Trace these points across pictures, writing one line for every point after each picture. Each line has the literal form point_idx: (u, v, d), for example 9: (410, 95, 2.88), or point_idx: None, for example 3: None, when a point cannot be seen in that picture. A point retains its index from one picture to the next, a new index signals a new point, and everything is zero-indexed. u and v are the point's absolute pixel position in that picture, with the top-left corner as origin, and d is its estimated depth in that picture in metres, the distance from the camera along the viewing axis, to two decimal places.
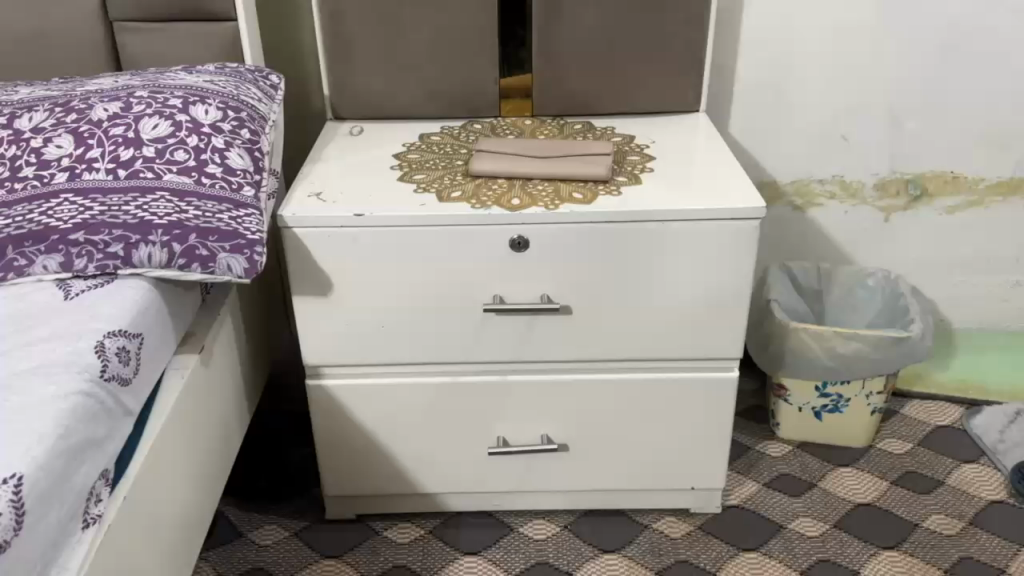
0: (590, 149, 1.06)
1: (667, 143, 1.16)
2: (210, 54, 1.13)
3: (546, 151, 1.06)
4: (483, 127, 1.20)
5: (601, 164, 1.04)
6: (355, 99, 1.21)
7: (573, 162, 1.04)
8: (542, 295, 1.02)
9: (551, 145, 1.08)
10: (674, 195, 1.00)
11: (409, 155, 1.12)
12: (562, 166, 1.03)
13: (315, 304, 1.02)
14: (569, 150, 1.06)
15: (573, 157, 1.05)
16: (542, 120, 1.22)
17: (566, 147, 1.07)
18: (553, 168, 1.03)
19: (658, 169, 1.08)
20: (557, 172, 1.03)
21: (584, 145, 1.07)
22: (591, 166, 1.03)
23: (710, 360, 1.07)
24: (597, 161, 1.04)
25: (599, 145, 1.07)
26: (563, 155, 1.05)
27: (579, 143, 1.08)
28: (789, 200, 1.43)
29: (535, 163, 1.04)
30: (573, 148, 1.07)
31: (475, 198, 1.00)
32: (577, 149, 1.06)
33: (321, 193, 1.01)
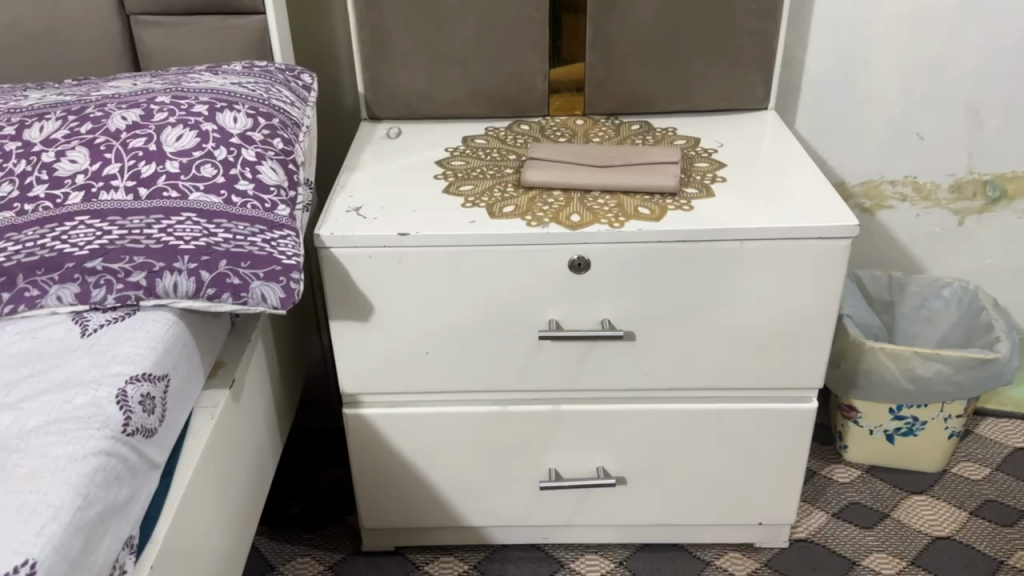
0: (655, 156, 0.96)
1: (735, 146, 1.05)
2: (235, 50, 1.03)
3: (607, 159, 0.96)
4: (531, 129, 1.11)
5: (669, 174, 0.93)
6: (391, 98, 1.12)
7: (637, 172, 0.94)
8: (603, 321, 0.93)
9: (612, 152, 0.98)
10: (752, 210, 0.90)
11: (453, 162, 1.03)
12: (625, 177, 0.93)
13: (353, 329, 0.93)
14: (631, 157, 0.96)
15: (637, 166, 0.95)
16: (595, 123, 1.12)
17: (628, 155, 0.97)
18: (615, 179, 0.93)
19: (729, 177, 0.97)
20: (620, 184, 0.93)
21: (649, 151, 0.97)
22: (658, 177, 0.93)
23: (784, 388, 0.97)
24: (664, 170, 0.94)
25: (665, 151, 0.97)
26: (626, 164, 0.95)
27: (642, 150, 0.97)
28: (856, 202, 1.32)
29: (595, 173, 0.94)
30: (637, 155, 0.97)
31: (531, 213, 0.91)
32: (641, 156, 0.96)
33: (360, 207, 0.92)
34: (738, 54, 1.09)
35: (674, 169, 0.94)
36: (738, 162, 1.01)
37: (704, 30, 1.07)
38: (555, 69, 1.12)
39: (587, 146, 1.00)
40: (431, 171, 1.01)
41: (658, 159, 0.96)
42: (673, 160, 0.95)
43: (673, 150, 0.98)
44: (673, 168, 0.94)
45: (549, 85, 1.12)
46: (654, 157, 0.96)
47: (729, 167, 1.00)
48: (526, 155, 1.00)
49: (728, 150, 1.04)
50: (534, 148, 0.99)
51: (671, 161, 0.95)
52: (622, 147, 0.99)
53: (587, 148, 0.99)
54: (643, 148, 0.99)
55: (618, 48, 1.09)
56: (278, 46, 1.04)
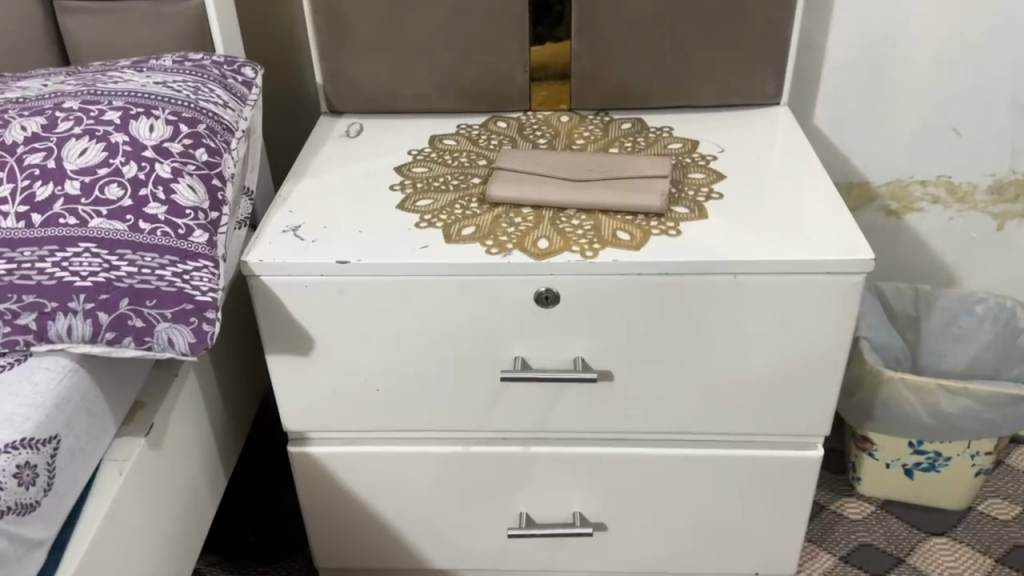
0: (640, 167, 0.83)
1: (738, 151, 0.92)
2: (172, 41, 0.92)
3: (584, 170, 0.84)
4: (508, 128, 0.98)
5: (655, 191, 0.81)
6: (353, 90, 1.00)
7: (618, 187, 0.81)
8: (576, 360, 0.81)
9: (592, 161, 0.85)
10: (748, 236, 0.77)
11: (414, 169, 0.91)
12: (603, 195, 0.81)
13: (293, 365, 0.82)
14: (613, 168, 0.84)
15: (618, 179, 0.82)
16: (581, 121, 1.00)
17: (610, 165, 0.84)
18: (592, 197, 0.81)
19: (726, 193, 0.84)
20: (597, 202, 0.81)
21: (634, 161, 0.84)
22: (642, 194, 0.80)
23: (785, 434, 0.85)
24: (649, 186, 0.81)
25: (653, 161, 0.84)
26: (606, 177, 0.83)
27: (626, 159, 0.85)
28: (880, 204, 1.18)
29: (569, 188, 0.82)
30: (620, 165, 0.84)
31: (492, 236, 0.79)
32: (625, 167, 0.83)
33: (299, 226, 0.81)
34: (745, 43, 0.95)
35: (662, 185, 0.81)
36: (739, 173, 0.88)
37: (706, 15, 0.93)
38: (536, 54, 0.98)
39: (564, 153, 0.87)
40: (389, 180, 0.89)
41: (644, 172, 0.83)
42: (661, 172, 0.83)
43: (663, 159, 0.85)
44: (662, 182, 0.82)
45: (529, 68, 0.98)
46: (639, 168, 0.83)
47: (728, 179, 0.87)
48: (495, 163, 0.88)
49: (729, 156, 0.91)
50: (504, 155, 0.87)
51: (658, 174, 0.82)
52: (605, 155, 0.87)
53: (564, 155, 0.87)
54: (629, 156, 0.86)
55: (607, 35, 0.95)
56: (221, 36, 0.93)
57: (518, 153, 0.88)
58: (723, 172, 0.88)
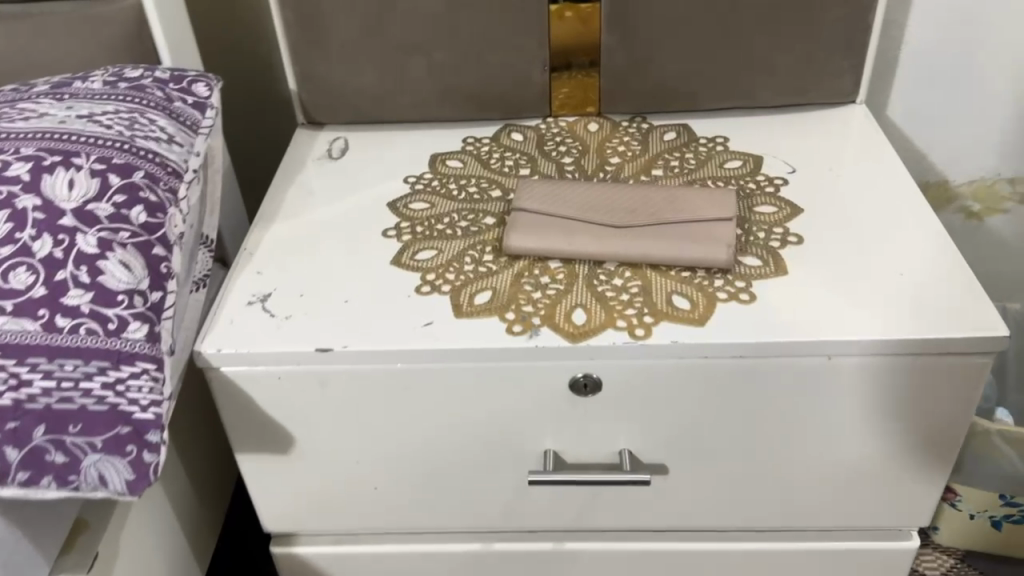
0: (698, 205, 0.66)
1: (812, 172, 0.75)
2: (107, 50, 0.73)
3: (628, 208, 0.67)
4: (525, 143, 0.81)
5: (719, 239, 0.64)
6: (333, 98, 0.82)
7: (672, 234, 0.64)
8: (620, 452, 0.65)
9: (636, 196, 0.68)
10: (841, 304, 0.60)
11: (413, 204, 0.74)
12: (652, 245, 0.64)
13: (270, 465, 0.67)
14: (663, 207, 0.66)
15: (671, 222, 0.65)
16: (614, 130, 0.82)
17: (659, 202, 0.67)
18: (639, 247, 0.64)
19: (805, 234, 0.67)
20: (645, 255, 0.64)
21: (689, 196, 0.67)
22: (703, 244, 0.63)
23: (874, 525, 0.70)
24: (711, 232, 0.64)
25: (714, 196, 0.67)
26: (654, 220, 0.65)
27: (679, 192, 0.68)
28: (961, 205, 1.01)
29: (609, 236, 0.65)
30: (673, 202, 0.67)
31: (514, 305, 0.62)
32: (678, 205, 0.66)
33: (271, 295, 0.64)
34: (816, 32, 0.77)
35: (727, 230, 0.64)
36: (817, 204, 0.71)
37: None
38: (555, 45, 0.79)
39: (600, 184, 0.70)
40: (382, 221, 0.72)
41: (703, 212, 0.65)
42: (725, 212, 0.65)
43: (725, 192, 0.68)
44: (728, 226, 0.65)
45: (547, 62, 0.80)
46: (696, 206, 0.66)
47: (804, 214, 0.69)
48: (513, 198, 0.71)
49: (800, 179, 0.74)
50: (526, 187, 0.70)
51: (721, 215, 0.65)
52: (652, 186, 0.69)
53: (601, 187, 0.70)
54: (681, 187, 0.69)
55: (645, 27, 0.77)
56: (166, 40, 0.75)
57: (543, 184, 0.70)
58: (797, 204, 0.70)
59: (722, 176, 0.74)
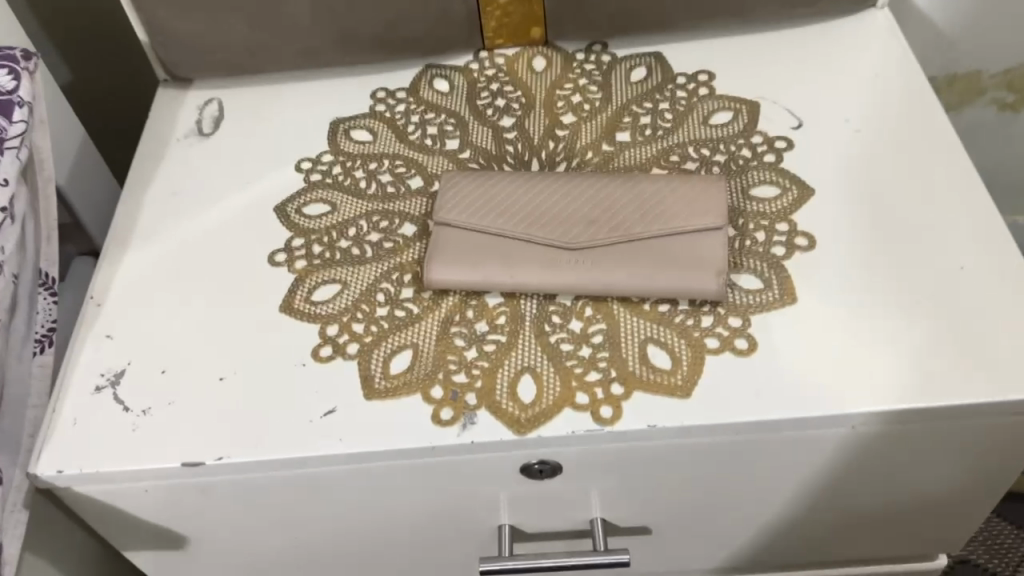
0: (679, 210, 0.50)
1: (823, 124, 0.57)
2: None
3: (586, 217, 0.50)
4: (451, 97, 0.63)
5: (705, 263, 0.48)
6: (198, 54, 0.63)
7: (644, 257, 0.49)
8: (592, 520, 0.53)
9: (596, 196, 0.52)
10: (867, 351, 0.46)
11: (309, 208, 0.57)
12: (618, 274, 0.49)
13: (170, 559, 0.55)
14: (630, 217, 0.50)
15: (644, 238, 0.49)
16: (566, 71, 0.64)
17: (627, 205, 0.51)
18: (602, 278, 0.49)
19: (817, 232, 0.52)
20: (609, 287, 0.49)
21: (667, 193, 0.51)
22: (684, 271, 0.48)
23: (894, 552, 0.60)
24: (695, 250, 0.49)
25: (700, 191, 0.51)
26: (620, 237, 0.49)
27: (654, 188, 0.51)
28: (991, 97, 0.85)
29: (559, 264, 0.49)
30: (645, 207, 0.50)
31: (442, 373, 0.47)
32: (653, 210, 0.50)
33: (127, 372, 0.50)
34: None
35: (718, 247, 0.49)
36: (832, 178, 0.54)
37: None
38: None
39: (549, 177, 0.53)
40: (272, 239, 0.56)
41: (685, 220, 0.49)
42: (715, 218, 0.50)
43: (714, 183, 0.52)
44: (720, 240, 0.49)
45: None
46: (676, 211, 0.50)
47: (815, 196, 0.53)
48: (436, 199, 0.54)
49: (807, 138, 0.57)
50: (451, 186, 0.53)
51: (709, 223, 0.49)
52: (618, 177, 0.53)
53: (550, 182, 0.53)
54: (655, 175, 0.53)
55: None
56: None
57: (474, 179, 0.53)
58: (806, 181, 0.54)
59: (708, 141, 0.57)
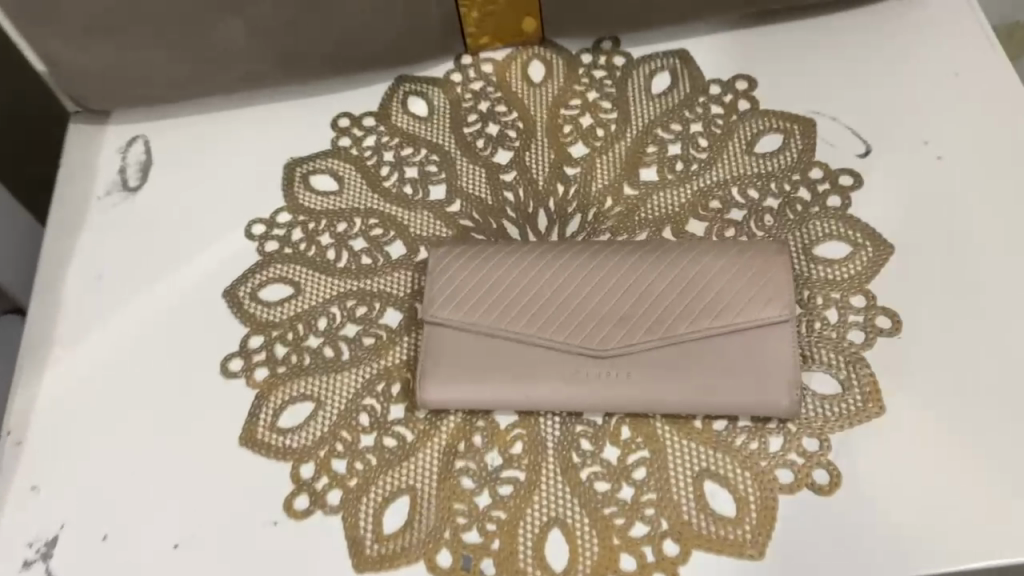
0: (733, 300, 0.40)
1: (898, 151, 0.46)
2: None
3: (615, 313, 0.40)
4: (430, 124, 0.51)
5: (774, 374, 0.38)
6: (110, 91, 0.50)
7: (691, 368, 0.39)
8: None
9: (626, 280, 0.41)
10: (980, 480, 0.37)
11: (266, 291, 0.46)
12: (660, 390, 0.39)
13: None
14: (676, 312, 0.40)
15: (691, 341, 0.39)
16: (570, 80, 0.51)
17: (666, 294, 0.40)
18: (640, 395, 0.39)
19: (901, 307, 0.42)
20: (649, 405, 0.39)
21: (717, 275, 0.40)
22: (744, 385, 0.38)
23: None
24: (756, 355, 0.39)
25: (759, 270, 0.40)
26: (664, 341, 0.39)
27: (699, 268, 0.41)
28: None
29: (589, 378, 0.39)
30: (690, 296, 0.40)
31: (449, 530, 0.38)
32: (700, 303, 0.40)
33: (59, 542, 0.40)
34: None
35: (786, 349, 0.39)
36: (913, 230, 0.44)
37: None
38: None
39: (564, 249, 0.42)
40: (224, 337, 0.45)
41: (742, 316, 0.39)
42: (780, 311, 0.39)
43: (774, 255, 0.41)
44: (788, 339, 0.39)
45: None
46: (730, 303, 0.40)
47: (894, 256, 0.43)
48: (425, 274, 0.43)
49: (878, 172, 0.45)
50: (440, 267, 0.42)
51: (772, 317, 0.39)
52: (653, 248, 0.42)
53: (566, 257, 0.42)
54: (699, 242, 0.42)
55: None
56: None
57: (468, 256, 0.42)
58: (881, 234, 0.43)
59: (755, 177, 0.46)
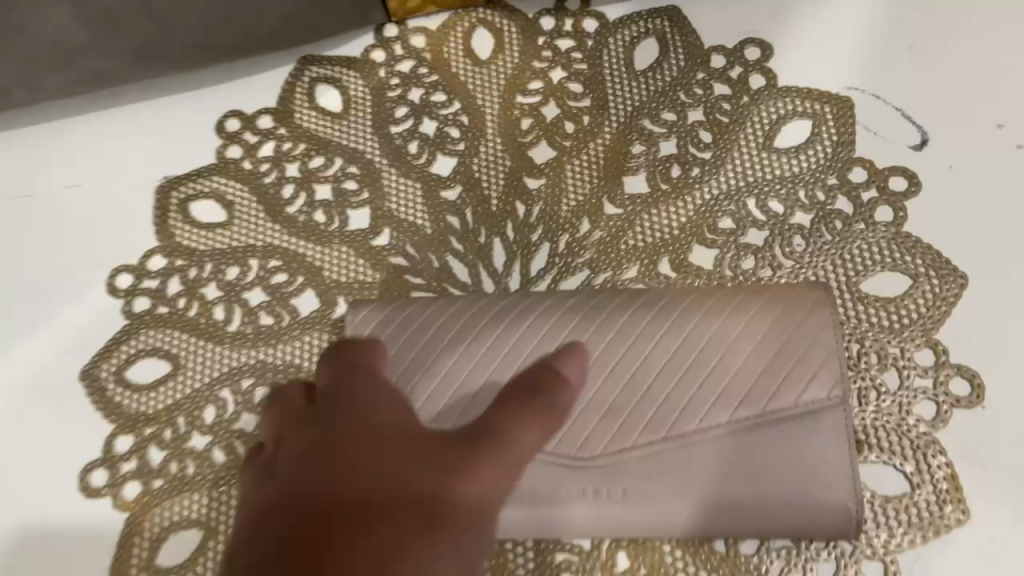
0: (760, 378, 0.29)
1: (965, 142, 0.35)
2: None
3: (602, 404, 0.29)
4: (345, 122, 0.38)
5: (825, 479, 0.28)
6: None
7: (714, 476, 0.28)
8: None
9: (612, 355, 0.30)
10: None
11: (139, 374, 0.35)
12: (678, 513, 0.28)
13: None
14: (685, 397, 0.29)
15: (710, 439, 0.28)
16: (528, 54, 0.39)
17: (669, 373, 0.29)
18: (642, 520, 0.28)
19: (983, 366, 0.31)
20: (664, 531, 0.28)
21: (735, 342, 0.30)
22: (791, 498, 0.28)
23: None
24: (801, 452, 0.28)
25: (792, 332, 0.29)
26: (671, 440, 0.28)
27: (712, 332, 0.30)
28: None
29: (571, 498, 0.28)
30: (703, 375, 0.29)
31: None
32: (717, 384, 0.29)
33: None
34: None
35: (840, 443, 0.28)
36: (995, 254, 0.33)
37: None
38: None
39: (527, 312, 0.31)
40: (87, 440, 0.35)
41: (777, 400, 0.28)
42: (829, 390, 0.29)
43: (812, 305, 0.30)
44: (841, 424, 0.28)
45: None
46: (755, 381, 0.29)
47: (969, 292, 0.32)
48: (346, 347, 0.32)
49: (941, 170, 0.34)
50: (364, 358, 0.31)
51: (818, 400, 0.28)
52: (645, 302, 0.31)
53: (529, 324, 0.31)
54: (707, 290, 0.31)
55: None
56: None
57: (398, 337, 0.31)
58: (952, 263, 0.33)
59: (777, 183, 0.35)
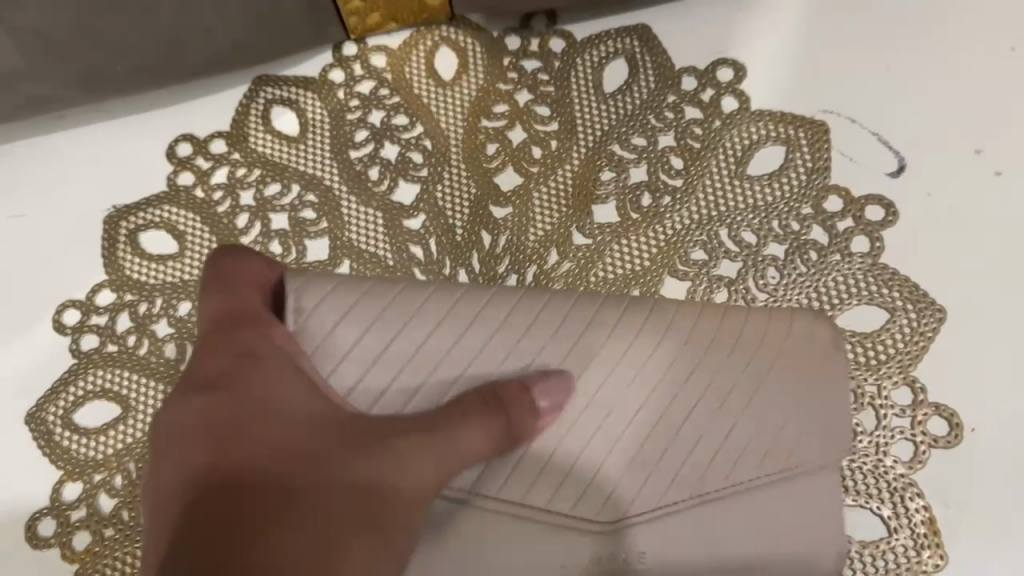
0: (770, 435, 0.26)
1: (942, 169, 0.34)
2: None
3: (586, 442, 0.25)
4: (301, 146, 0.37)
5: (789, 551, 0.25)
6: None
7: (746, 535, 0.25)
8: None
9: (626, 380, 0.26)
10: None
11: (85, 415, 0.34)
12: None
13: None
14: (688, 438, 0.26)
15: (741, 493, 0.26)
16: (493, 75, 0.37)
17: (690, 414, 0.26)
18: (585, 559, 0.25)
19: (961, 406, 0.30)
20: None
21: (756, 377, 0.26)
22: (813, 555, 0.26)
23: None
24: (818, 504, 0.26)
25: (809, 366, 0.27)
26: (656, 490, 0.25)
27: (743, 367, 0.26)
28: None
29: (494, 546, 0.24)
30: (716, 424, 0.26)
31: None
32: (734, 429, 0.26)
33: None
34: None
35: (827, 516, 0.26)
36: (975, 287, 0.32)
37: None
38: None
39: (551, 312, 0.27)
40: (32, 485, 0.33)
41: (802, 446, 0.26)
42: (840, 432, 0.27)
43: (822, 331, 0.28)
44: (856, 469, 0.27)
45: None
46: (766, 438, 0.26)
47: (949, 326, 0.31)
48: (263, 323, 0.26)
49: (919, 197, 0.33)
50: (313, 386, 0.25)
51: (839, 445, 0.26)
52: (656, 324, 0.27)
53: (531, 335, 0.26)
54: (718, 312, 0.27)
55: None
56: None
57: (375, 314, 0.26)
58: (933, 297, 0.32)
59: (750, 211, 0.34)
